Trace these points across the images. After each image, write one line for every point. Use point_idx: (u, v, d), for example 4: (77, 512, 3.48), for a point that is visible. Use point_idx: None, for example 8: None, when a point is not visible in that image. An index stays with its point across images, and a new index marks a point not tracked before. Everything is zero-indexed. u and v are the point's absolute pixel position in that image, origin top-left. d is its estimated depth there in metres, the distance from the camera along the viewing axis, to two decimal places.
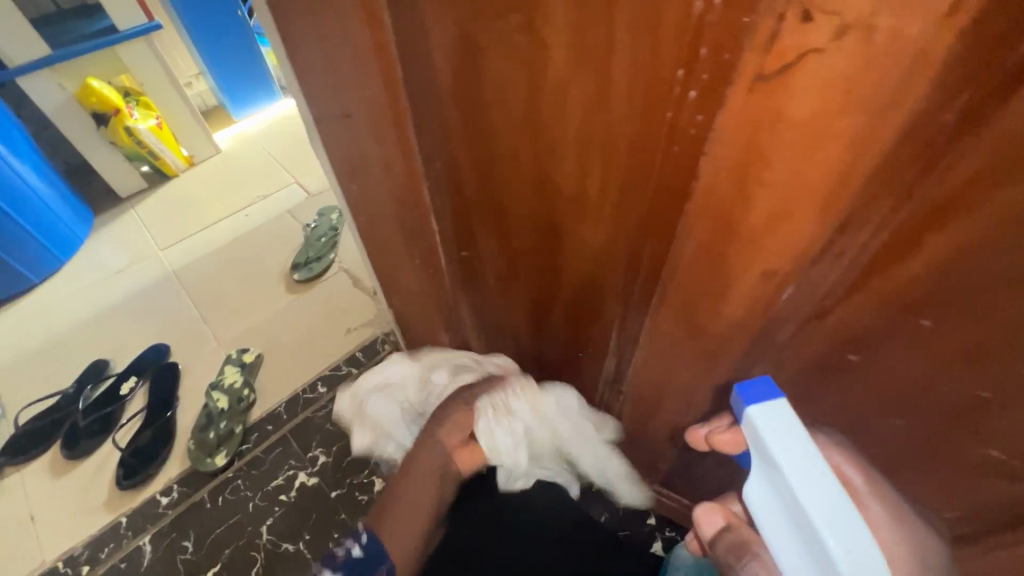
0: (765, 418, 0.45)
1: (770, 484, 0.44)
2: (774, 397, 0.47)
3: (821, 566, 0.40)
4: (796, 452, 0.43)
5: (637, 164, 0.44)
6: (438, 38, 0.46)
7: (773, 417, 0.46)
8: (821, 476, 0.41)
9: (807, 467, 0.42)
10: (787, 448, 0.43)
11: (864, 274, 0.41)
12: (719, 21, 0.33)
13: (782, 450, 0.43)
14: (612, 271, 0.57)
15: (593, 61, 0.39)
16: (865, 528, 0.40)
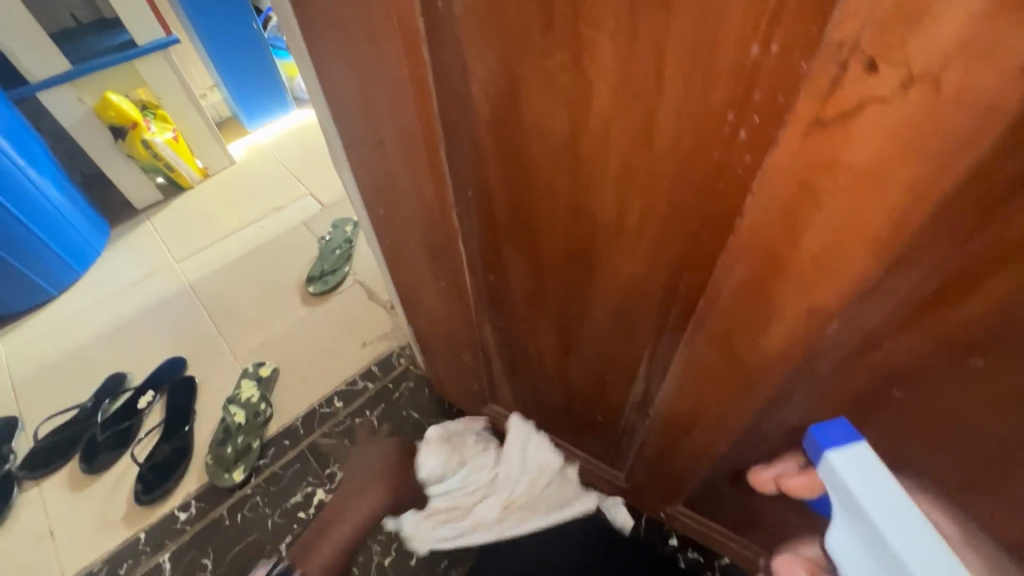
0: (849, 467, 0.46)
1: (858, 533, 0.45)
2: (849, 440, 0.48)
3: None
4: (886, 502, 0.44)
5: (680, 201, 0.44)
6: (478, 73, 0.46)
7: (856, 464, 0.46)
8: (914, 525, 0.43)
9: (894, 514, 0.43)
10: (882, 500, 0.44)
11: (915, 313, 0.40)
12: (776, 67, 0.33)
13: (871, 500, 0.44)
14: (646, 300, 0.57)
15: (640, 100, 0.39)
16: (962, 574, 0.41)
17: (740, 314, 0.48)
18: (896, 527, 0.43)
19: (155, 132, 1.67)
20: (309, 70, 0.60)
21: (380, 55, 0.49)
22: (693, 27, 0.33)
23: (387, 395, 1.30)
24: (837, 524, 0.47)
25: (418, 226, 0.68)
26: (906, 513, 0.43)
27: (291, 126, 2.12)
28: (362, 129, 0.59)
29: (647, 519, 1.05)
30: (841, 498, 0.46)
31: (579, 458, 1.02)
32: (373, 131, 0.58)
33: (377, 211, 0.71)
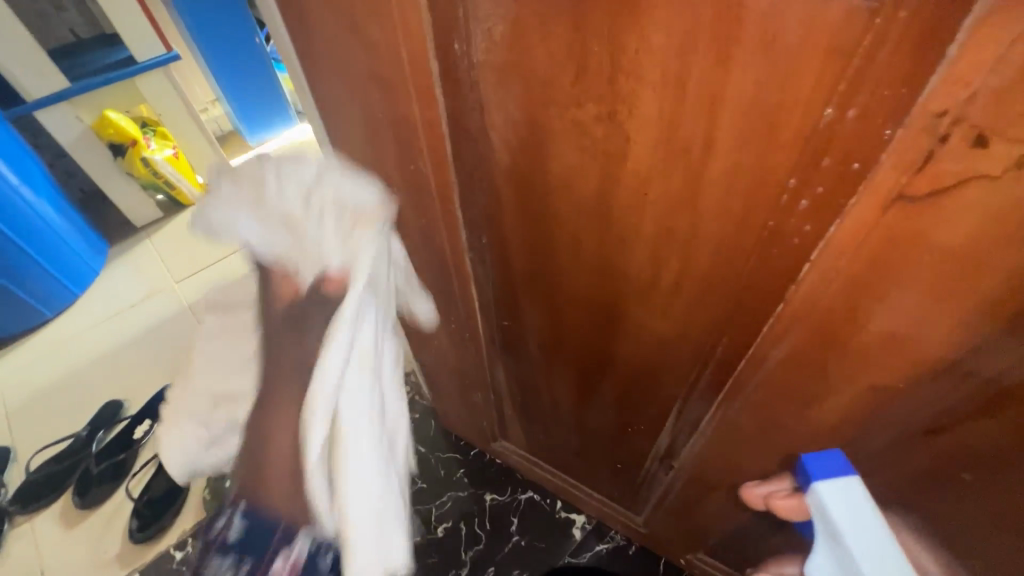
0: (835, 500, 0.44)
1: (836, 567, 0.44)
2: (844, 476, 0.45)
3: None
4: (870, 537, 0.43)
5: (724, 264, 0.39)
6: (498, 121, 0.41)
7: (844, 497, 0.44)
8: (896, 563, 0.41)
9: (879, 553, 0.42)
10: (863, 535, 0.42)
11: (994, 401, 0.34)
12: (854, 134, 0.28)
13: (857, 538, 0.42)
14: (676, 358, 0.52)
15: (683, 161, 0.34)
16: None
17: (787, 382, 0.44)
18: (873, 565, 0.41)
19: (155, 150, 1.63)
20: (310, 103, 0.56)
21: (389, 97, 0.44)
22: (756, 87, 0.28)
23: None
24: (815, 554, 0.46)
25: (427, 268, 0.64)
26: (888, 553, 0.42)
27: (294, 141, 2.08)
28: (368, 170, 0.55)
29: (665, 563, 0.99)
30: (820, 525, 0.45)
31: (593, 500, 0.97)
32: (380, 172, 0.54)
33: None
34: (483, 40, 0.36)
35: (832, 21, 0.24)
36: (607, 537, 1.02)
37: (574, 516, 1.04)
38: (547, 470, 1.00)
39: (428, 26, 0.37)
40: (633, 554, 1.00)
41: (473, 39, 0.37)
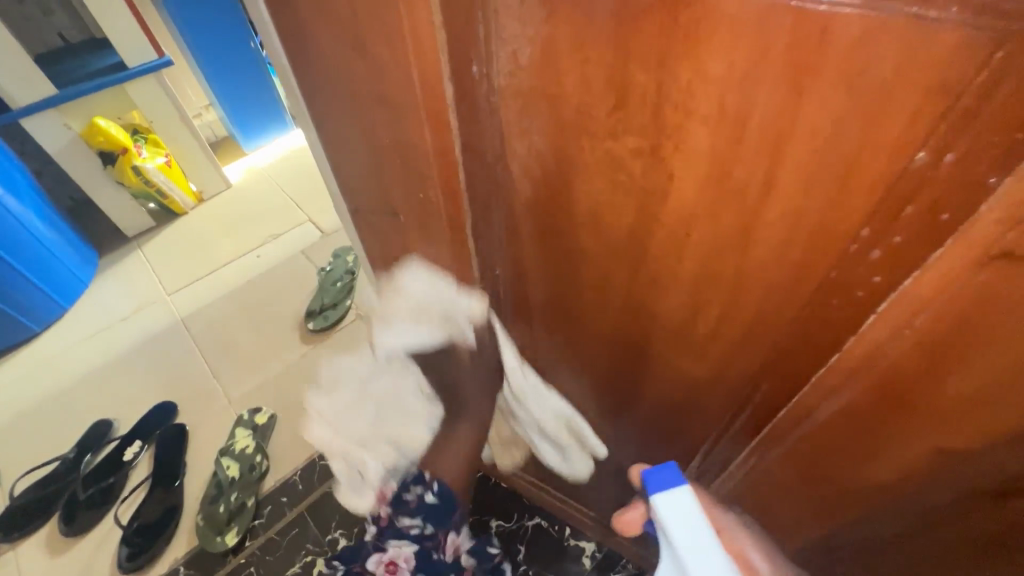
0: (668, 509, 0.45)
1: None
2: (677, 484, 0.47)
3: None
4: (697, 543, 0.44)
5: (773, 312, 0.36)
6: (520, 151, 0.37)
7: (677, 505, 0.46)
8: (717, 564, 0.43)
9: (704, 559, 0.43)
10: (689, 540, 0.44)
11: None
12: (949, 181, 0.24)
13: (687, 543, 0.44)
14: (709, 402, 0.48)
15: (736, 204, 0.30)
16: None
17: (838, 434, 0.40)
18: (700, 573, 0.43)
19: (146, 158, 1.59)
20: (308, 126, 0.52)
21: (397, 122, 0.40)
22: (834, 125, 0.24)
23: None
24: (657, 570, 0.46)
25: None
26: (715, 563, 0.43)
27: (290, 147, 2.03)
28: (372, 196, 0.51)
29: None
30: (661, 536, 0.46)
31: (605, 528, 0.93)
32: (385, 200, 0.50)
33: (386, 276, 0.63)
34: (507, 63, 0.32)
35: (938, 55, 0.21)
36: (618, 567, 0.98)
37: (584, 544, 0.99)
38: (556, 495, 0.96)
39: (443, 48, 0.33)
40: None
41: (495, 63, 0.33)
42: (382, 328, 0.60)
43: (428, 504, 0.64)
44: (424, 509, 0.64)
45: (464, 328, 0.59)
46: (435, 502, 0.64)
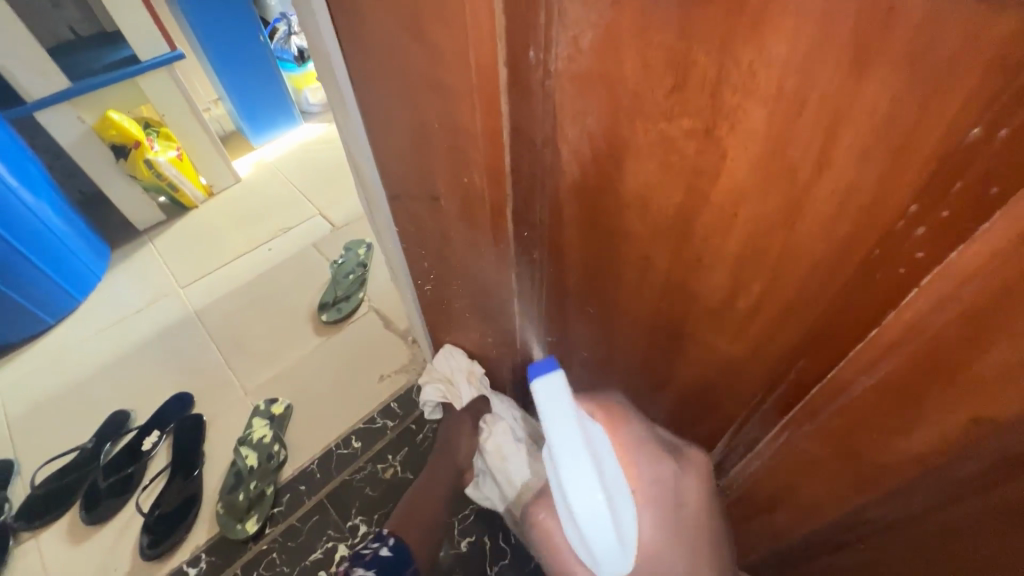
0: (544, 400, 0.45)
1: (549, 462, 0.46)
2: (552, 370, 0.46)
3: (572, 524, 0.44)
4: (568, 439, 0.44)
5: (814, 290, 0.37)
6: (571, 135, 0.39)
7: (552, 397, 0.45)
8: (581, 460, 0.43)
9: (569, 450, 0.43)
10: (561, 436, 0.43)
11: None
12: (997, 158, 0.25)
13: (557, 433, 0.44)
14: (742, 380, 0.50)
15: (786, 182, 0.32)
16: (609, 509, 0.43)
17: (871, 410, 0.42)
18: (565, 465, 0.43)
19: (159, 151, 1.59)
20: (351, 113, 0.53)
21: (447, 108, 0.42)
22: (891, 104, 0.26)
23: (408, 437, 1.21)
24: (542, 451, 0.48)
25: (467, 281, 0.61)
26: (581, 459, 0.43)
27: (298, 141, 2.04)
28: (414, 182, 0.52)
29: None
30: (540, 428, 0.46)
31: None
32: (427, 184, 0.51)
33: (420, 262, 0.65)
34: (566, 48, 0.34)
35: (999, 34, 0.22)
36: None
37: None
38: None
39: (501, 33, 0.35)
40: None
41: (553, 49, 0.34)
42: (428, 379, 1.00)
43: (382, 560, 0.77)
44: (378, 562, 0.76)
45: (464, 396, 0.93)
46: (388, 555, 0.78)
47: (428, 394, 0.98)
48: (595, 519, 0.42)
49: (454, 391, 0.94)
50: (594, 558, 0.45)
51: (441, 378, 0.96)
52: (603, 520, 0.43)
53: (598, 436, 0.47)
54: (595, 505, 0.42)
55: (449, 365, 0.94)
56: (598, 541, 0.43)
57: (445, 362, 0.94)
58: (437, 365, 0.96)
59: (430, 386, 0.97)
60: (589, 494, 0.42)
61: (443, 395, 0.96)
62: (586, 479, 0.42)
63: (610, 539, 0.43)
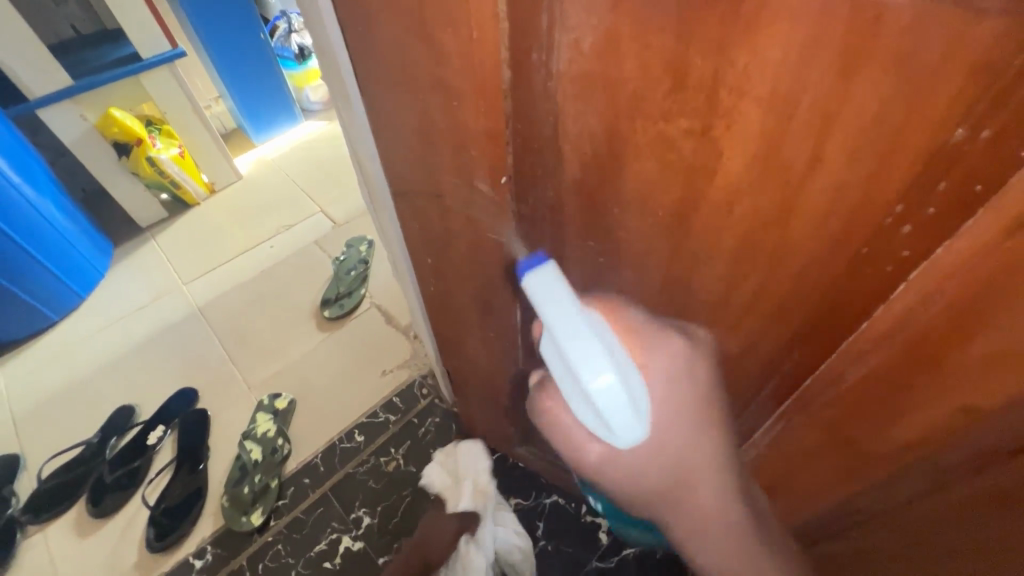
0: (536, 289, 0.45)
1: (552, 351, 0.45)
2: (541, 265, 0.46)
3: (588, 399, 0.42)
4: (565, 313, 0.43)
5: (807, 283, 0.39)
6: (572, 133, 0.40)
7: (543, 284, 0.45)
8: (581, 325, 0.42)
9: (566, 319, 0.42)
10: (556, 312, 0.43)
11: None
12: (980, 156, 0.27)
13: (551, 311, 0.43)
14: (739, 374, 0.51)
15: (780, 180, 0.33)
16: (619, 367, 0.42)
17: (866, 399, 0.43)
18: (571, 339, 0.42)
19: (161, 149, 1.60)
20: (358, 113, 0.55)
21: (452, 109, 0.43)
22: (879, 106, 0.27)
23: (411, 431, 1.23)
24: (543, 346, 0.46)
25: (471, 277, 0.62)
26: (580, 325, 0.42)
27: (299, 138, 2.05)
28: (419, 179, 0.54)
29: None
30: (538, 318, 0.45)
31: None
32: (432, 182, 0.53)
33: (424, 258, 0.66)
34: (568, 50, 0.35)
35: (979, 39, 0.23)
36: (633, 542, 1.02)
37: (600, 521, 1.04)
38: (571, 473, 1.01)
39: (505, 36, 0.36)
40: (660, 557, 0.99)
41: (555, 53, 0.35)
42: (452, 456, 1.00)
43: None
44: None
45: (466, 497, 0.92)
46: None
47: (431, 470, 0.99)
48: (597, 377, 0.40)
49: (456, 491, 0.93)
50: (604, 423, 0.43)
51: (451, 470, 0.97)
52: (604, 376, 0.41)
53: (596, 315, 0.47)
54: (591, 358, 0.41)
55: (468, 463, 0.96)
56: (606, 400, 0.41)
57: (468, 461, 0.96)
58: (458, 459, 0.98)
59: (438, 465, 0.99)
60: (590, 354, 0.41)
61: (443, 483, 0.96)
62: (588, 340, 0.41)
63: (618, 395, 0.41)
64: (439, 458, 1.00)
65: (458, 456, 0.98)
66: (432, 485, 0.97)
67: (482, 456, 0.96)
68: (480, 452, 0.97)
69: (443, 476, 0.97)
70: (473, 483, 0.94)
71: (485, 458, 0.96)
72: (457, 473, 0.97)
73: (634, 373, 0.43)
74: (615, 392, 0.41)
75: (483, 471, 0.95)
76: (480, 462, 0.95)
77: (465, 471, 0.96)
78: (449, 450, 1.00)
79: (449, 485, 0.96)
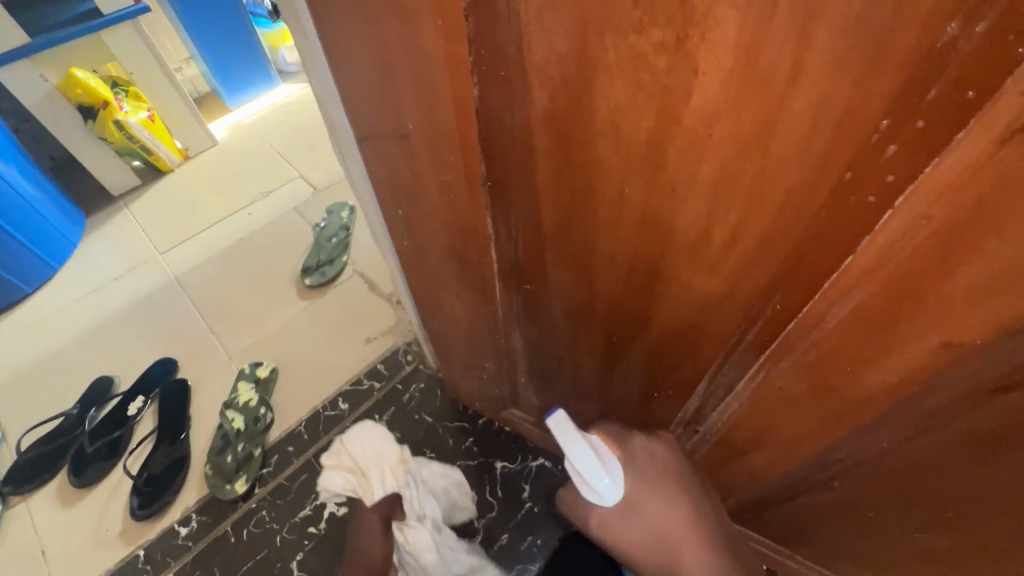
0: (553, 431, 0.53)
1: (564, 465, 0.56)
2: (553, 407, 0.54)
3: (592, 496, 0.56)
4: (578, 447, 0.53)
5: (789, 217, 0.36)
6: (538, 58, 0.37)
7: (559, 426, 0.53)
8: (589, 453, 0.53)
9: (580, 454, 0.53)
10: (575, 448, 0.53)
11: None
12: (976, 54, 0.24)
13: (570, 448, 0.53)
14: (718, 322, 0.50)
15: (758, 99, 0.31)
16: (612, 473, 0.55)
17: (848, 342, 0.41)
18: (582, 464, 0.53)
19: (129, 112, 1.52)
20: (315, 46, 0.50)
21: (410, 34, 0.39)
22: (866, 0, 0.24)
23: (395, 397, 1.21)
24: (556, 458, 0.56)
25: (443, 230, 0.60)
26: (588, 455, 0.53)
27: (276, 102, 1.97)
28: (382, 120, 0.50)
29: None
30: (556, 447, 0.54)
31: None
32: (395, 122, 0.49)
33: (395, 211, 0.63)
34: None
35: None
36: None
37: None
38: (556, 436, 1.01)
39: None
40: None
41: None
42: (342, 449, 0.93)
43: None
44: None
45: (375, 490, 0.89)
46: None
47: (335, 477, 0.92)
48: (600, 482, 0.54)
49: (365, 483, 0.90)
50: (597, 502, 0.56)
51: (352, 466, 0.92)
52: (604, 480, 0.54)
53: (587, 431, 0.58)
54: (596, 471, 0.53)
55: (363, 450, 0.92)
56: (604, 493, 0.54)
57: (363, 450, 0.92)
58: (353, 450, 0.92)
59: (336, 468, 0.93)
60: (594, 467, 0.54)
61: (354, 481, 0.91)
62: (593, 465, 0.54)
63: (612, 487, 0.55)
64: (330, 463, 0.93)
65: (348, 449, 0.92)
66: (343, 487, 0.92)
67: (376, 432, 0.94)
68: (372, 432, 0.93)
69: (340, 476, 0.92)
70: (380, 470, 0.90)
71: (379, 431, 0.94)
72: (360, 466, 0.91)
73: (612, 460, 0.57)
74: (613, 493, 0.55)
75: (383, 448, 0.92)
76: (375, 441, 0.93)
77: (365, 462, 0.91)
78: (335, 451, 0.94)
79: (358, 481, 0.91)
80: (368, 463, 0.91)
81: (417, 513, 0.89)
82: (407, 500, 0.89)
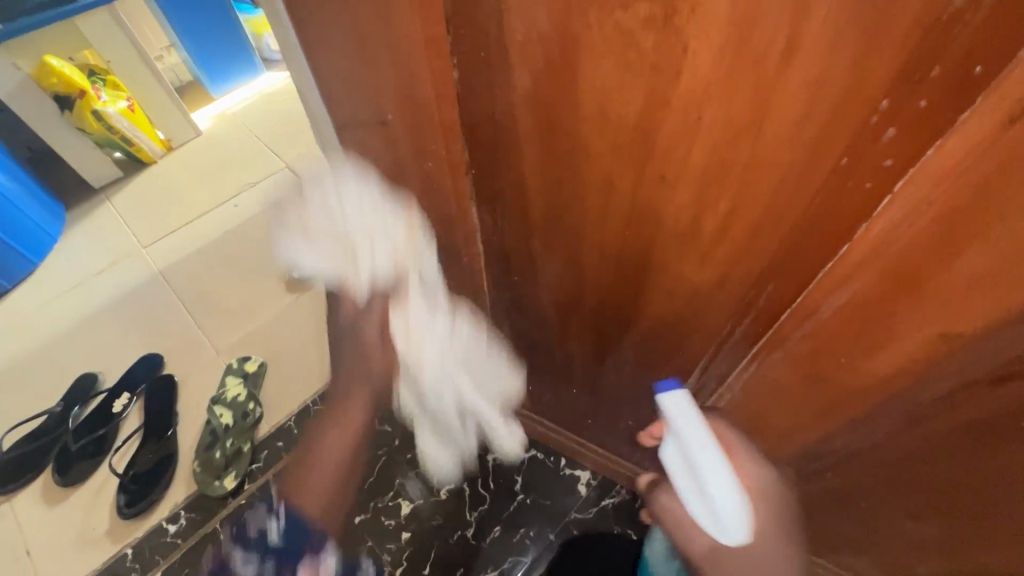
0: (673, 412, 0.51)
1: (678, 456, 0.52)
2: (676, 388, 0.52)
3: (703, 499, 0.50)
4: (696, 433, 0.50)
5: (783, 205, 0.35)
6: (519, 37, 0.35)
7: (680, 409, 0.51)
8: (708, 443, 0.50)
9: (700, 442, 0.49)
10: (693, 432, 0.50)
11: None
12: (983, 27, 0.22)
13: (689, 433, 0.50)
14: (709, 314, 0.48)
15: (751, 79, 0.29)
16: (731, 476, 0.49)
17: (842, 332, 0.40)
18: (700, 453, 0.49)
19: (107, 102, 1.48)
20: (285, 25, 0.47)
21: (385, 13, 0.37)
22: None
23: None
24: (668, 449, 0.53)
25: (428, 221, 0.58)
26: (709, 448, 0.49)
27: (261, 91, 1.92)
28: (359, 104, 0.48)
29: None
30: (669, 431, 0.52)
31: (600, 456, 0.98)
32: (373, 106, 0.47)
33: None
34: None
35: None
36: (612, 493, 1.02)
37: (579, 473, 1.04)
38: (549, 426, 1.00)
39: None
40: (639, 507, 1.01)
41: None
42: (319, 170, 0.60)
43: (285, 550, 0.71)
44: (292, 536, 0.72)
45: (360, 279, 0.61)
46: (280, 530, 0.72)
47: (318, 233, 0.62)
48: (717, 481, 0.49)
49: (355, 273, 0.61)
50: (711, 515, 0.50)
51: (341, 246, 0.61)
52: (722, 481, 0.49)
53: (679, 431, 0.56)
54: (717, 466, 0.49)
55: (339, 215, 0.59)
56: (721, 498, 0.48)
57: (344, 204, 0.58)
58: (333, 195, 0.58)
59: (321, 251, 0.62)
60: (712, 462, 0.49)
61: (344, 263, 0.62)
62: (713, 459, 0.49)
63: (732, 498, 0.48)
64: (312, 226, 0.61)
65: (321, 200, 0.60)
66: (322, 215, 0.60)
67: (356, 200, 0.58)
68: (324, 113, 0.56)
69: (322, 256, 0.62)
70: (372, 256, 0.60)
71: (355, 196, 0.58)
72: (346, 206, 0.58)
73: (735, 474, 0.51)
74: (730, 498, 0.48)
75: (365, 203, 0.58)
76: (347, 200, 0.58)
77: (348, 210, 0.58)
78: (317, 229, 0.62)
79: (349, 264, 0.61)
80: (348, 224, 0.59)
81: (432, 329, 0.66)
82: (408, 334, 0.64)
